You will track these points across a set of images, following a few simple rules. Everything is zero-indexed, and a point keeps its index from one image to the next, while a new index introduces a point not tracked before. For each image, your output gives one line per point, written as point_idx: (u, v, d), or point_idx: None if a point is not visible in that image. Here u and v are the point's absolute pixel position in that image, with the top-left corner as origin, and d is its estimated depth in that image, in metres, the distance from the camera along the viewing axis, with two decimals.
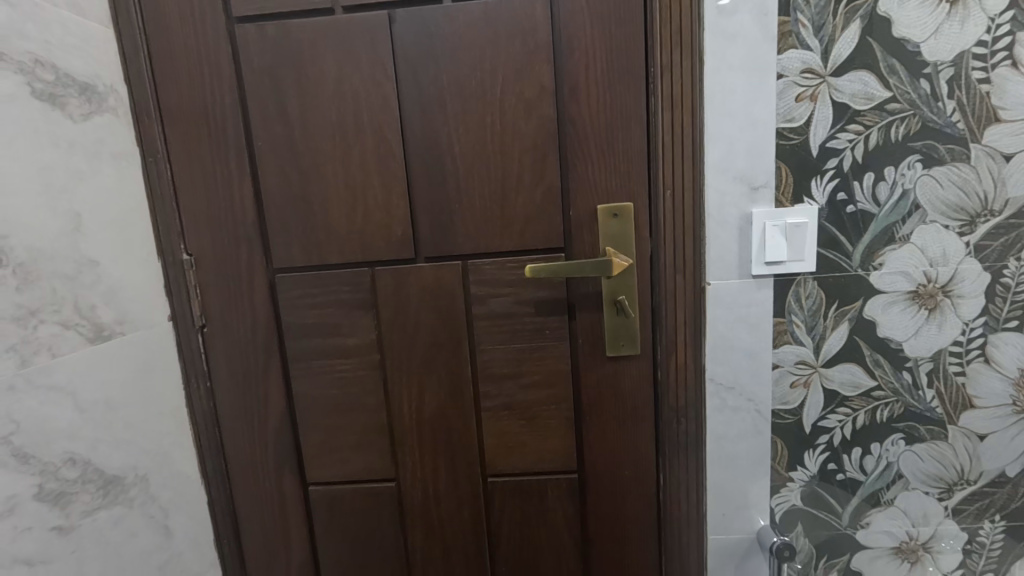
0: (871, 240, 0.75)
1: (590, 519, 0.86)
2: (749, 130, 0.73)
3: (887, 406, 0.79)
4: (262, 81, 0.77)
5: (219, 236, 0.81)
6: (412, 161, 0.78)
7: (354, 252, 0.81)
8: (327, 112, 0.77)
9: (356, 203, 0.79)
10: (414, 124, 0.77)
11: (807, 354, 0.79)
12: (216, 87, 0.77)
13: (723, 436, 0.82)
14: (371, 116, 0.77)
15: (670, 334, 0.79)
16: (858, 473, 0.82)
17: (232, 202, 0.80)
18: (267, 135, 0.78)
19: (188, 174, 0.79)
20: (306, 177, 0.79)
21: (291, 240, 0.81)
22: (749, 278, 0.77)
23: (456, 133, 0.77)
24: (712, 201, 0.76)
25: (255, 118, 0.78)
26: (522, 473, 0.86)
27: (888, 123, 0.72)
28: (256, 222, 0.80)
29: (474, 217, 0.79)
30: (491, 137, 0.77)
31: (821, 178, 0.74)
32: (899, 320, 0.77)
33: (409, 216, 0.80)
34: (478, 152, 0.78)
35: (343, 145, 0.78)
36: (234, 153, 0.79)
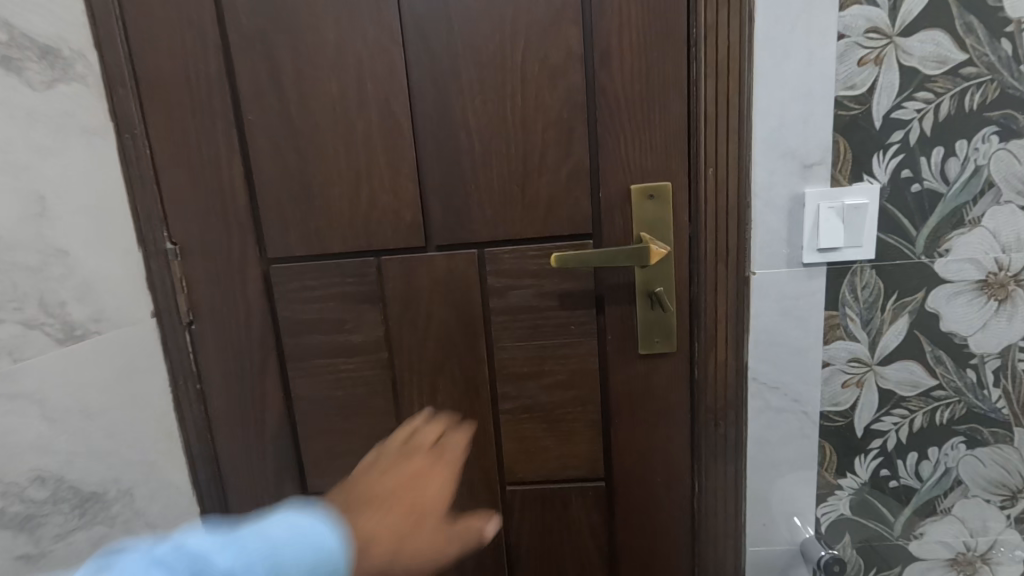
0: (938, 223, 0.67)
1: (618, 529, 0.79)
2: (804, 99, 0.65)
3: (947, 407, 0.72)
4: (252, 46, 0.68)
5: (205, 222, 0.72)
6: (422, 136, 0.69)
7: (358, 239, 0.72)
8: (326, 81, 0.68)
9: (359, 183, 0.71)
10: (425, 94, 0.68)
11: (861, 351, 0.71)
12: (199, 52, 0.68)
13: (765, 440, 0.75)
14: (377, 86, 0.68)
15: (710, 329, 0.71)
16: (913, 480, 0.74)
17: (220, 184, 0.71)
18: (258, 107, 0.69)
19: (169, 152, 0.70)
20: (304, 155, 0.70)
21: (287, 226, 0.72)
22: (799, 267, 0.69)
23: (472, 105, 0.69)
24: (760, 179, 0.67)
25: (244, 88, 0.69)
26: (543, 481, 0.79)
27: (962, 90, 0.64)
28: (248, 206, 0.72)
29: (492, 200, 0.71)
30: (511, 109, 0.69)
31: (883, 153, 0.66)
32: (964, 312, 0.69)
33: (419, 199, 0.71)
34: (496, 126, 0.69)
35: (345, 118, 0.69)
36: (222, 129, 0.70)
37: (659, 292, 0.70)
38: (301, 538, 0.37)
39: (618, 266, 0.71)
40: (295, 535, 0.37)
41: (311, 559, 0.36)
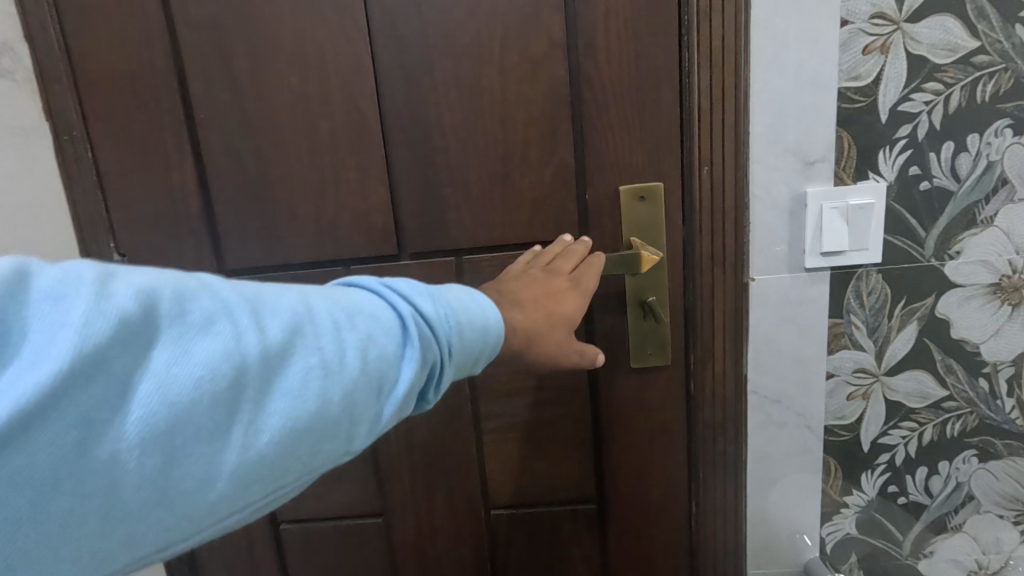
0: (948, 224, 0.63)
1: (611, 552, 0.74)
2: (804, 91, 0.60)
3: (958, 418, 0.68)
4: (202, 36, 0.61)
5: (155, 232, 0.66)
6: (392, 134, 0.64)
7: (325, 248, 0.66)
8: (284, 75, 0.62)
9: (324, 185, 0.65)
10: (394, 88, 0.63)
11: (867, 360, 0.66)
12: (143, 44, 0.62)
13: (766, 456, 0.70)
14: (341, 80, 0.62)
15: (707, 340, 0.66)
16: (922, 496, 0.70)
17: (170, 189, 0.65)
18: (210, 104, 0.63)
19: (112, 154, 0.64)
20: (262, 156, 0.64)
21: (246, 234, 0.66)
22: (801, 272, 0.64)
23: (447, 99, 0.63)
24: (759, 178, 0.62)
25: (194, 83, 0.62)
26: (531, 502, 0.74)
27: (974, 81, 0.59)
28: (202, 213, 0.66)
29: (470, 203, 0.65)
30: (489, 104, 0.63)
31: (889, 148, 0.61)
32: (976, 318, 0.65)
33: (390, 203, 0.65)
34: (474, 122, 0.63)
35: (308, 114, 0.63)
36: (171, 128, 0.63)
37: (651, 300, 0.65)
38: (481, 309, 0.38)
39: (607, 274, 0.66)
40: (473, 305, 0.38)
41: (483, 330, 0.37)
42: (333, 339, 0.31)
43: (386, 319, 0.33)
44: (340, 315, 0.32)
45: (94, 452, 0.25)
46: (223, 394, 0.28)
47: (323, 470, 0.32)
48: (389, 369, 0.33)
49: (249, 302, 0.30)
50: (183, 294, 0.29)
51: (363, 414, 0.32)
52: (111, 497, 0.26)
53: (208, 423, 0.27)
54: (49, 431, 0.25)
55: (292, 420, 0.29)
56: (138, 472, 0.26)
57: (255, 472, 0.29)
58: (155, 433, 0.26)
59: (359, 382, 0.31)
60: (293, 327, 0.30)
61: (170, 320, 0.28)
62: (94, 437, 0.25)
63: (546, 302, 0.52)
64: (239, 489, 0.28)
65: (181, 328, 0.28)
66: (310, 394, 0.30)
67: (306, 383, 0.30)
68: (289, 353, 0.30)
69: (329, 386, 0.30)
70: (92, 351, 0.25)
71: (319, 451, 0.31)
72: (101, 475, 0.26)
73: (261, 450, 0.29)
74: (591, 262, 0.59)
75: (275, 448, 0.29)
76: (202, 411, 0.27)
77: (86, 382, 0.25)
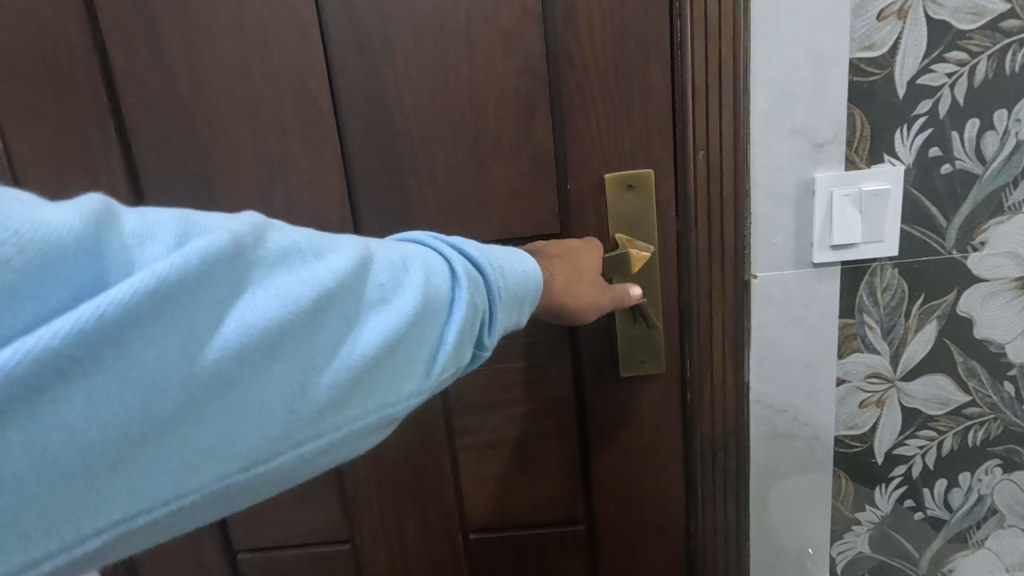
0: (972, 211, 0.56)
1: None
2: (813, 63, 0.53)
3: (981, 426, 0.62)
4: (124, 7, 0.53)
5: None
6: (346, 118, 0.56)
7: None
8: (221, 51, 0.54)
9: (269, 177, 0.57)
10: (346, 65, 0.55)
11: (882, 364, 0.60)
12: (55, 16, 0.54)
13: (770, 471, 0.64)
14: (286, 56, 0.54)
15: (704, 344, 0.60)
16: (941, 511, 0.64)
17: (95, 183, 0.57)
18: (136, 86, 0.55)
19: (25, 147, 0.56)
20: (199, 145, 0.56)
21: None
22: (809, 268, 0.57)
23: (408, 78, 0.55)
24: (761, 163, 0.55)
25: (117, 61, 0.55)
26: (513, 524, 0.67)
27: (1002, 49, 0.52)
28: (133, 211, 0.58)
29: (438, 195, 0.58)
30: (456, 82, 0.56)
31: (907, 127, 0.54)
32: (1002, 315, 0.58)
33: (347, 198, 0.58)
34: (439, 103, 0.56)
35: (249, 97, 0.55)
36: (92, 113, 0.56)
37: (641, 302, 0.59)
38: (520, 261, 0.40)
39: None
40: (513, 253, 0.40)
41: (527, 272, 0.40)
42: (395, 276, 0.33)
43: (442, 264, 0.36)
44: (399, 257, 0.34)
45: (187, 369, 0.26)
46: (304, 319, 0.29)
47: (393, 407, 0.32)
48: (450, 308, 0.34)
49: (316, 242, 0.32)
50: (265, 229, 0.30)
51: (426, 352, 0.33)
52: (200, 414, 0.27)
53: (290, 346, 0.29)
54: (143, 343, 0.25)
55: (365, 349, 0.31)
56: (226, 390, 0.27)
57: (334, 395, 0.30)
58: (242, 353, 0.27)
59: (423, 317, 0.33)
60: (361, 267, 0.32)
61: (257, 251, 0.29)
62: (188, 352, 0.26)
63: (575, 267, 0.50)
64: (318, 412, 0.29)
65: (267, 256, 0.29)
66: (382, 325, 0.31)
67: (375, 315, 0.32)
68: (358, 287, 0.32)
69: (398, 319, 0.32)
70: (185, 268, 0.26)
71: (389, 383, 0.32)
72: (193, 389, 0.26)
73: (337, 376, 0.30)
74: (589, 241, 0.54)
75: (349, 375, 0.30)
76: (286, 334, 0.28)
77: (180, 298, 0.26)
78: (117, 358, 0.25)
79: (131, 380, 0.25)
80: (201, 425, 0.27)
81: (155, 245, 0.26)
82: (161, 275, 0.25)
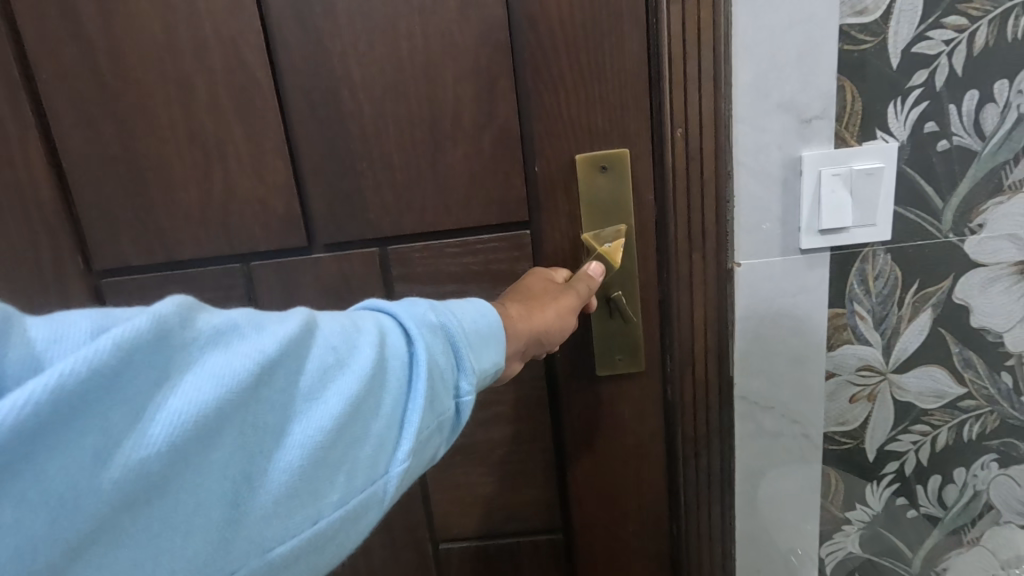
0: (970, 191, 0.52)
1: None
2: (799, 29, 0.49)
3: (977, 419, 0.58)
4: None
5: (15, 227, 0.58)
6: (293, 99, 0.53)
7: (217, 240, 0.57)
8: (144, 38, 0.53)
9: (214, 165, 0.56)
10: (292, 41, 0.52)
11: (873, 357, 0.56)
12: None
13: (757, 471, 0.60)
14: (218, 40, 0.52)
15: (685, 338, 0.56)
16: (935, 508, 0.61)
17: (24, 176, 0.57)
18: (59, 78, 0.54)
19: None
20: (130, 136, 0.55)
21: (133, 225, 0.58)
22: (796, 254, 0.53)
23: (359, 53, 0.52)
24: (744, 141, 0.51)
25: (37, 52, 0.54)
26: (487, 533, 0.64)
27: (1004, 13, 0.48)
28: (65, 204, 0.58)
29: (390, 182, 0.55)
30: (406, 58, 0.52)
31: (901, 100, 0.50)
32: (1000, 302, 0.55)
33: (292, 186, 0.56)
34: (392, 80, 0.52)
35: (194, 76, 0.53)
36: (16, 107, 0.55)
37: (616, 297, 0.55)
38: (487, 308, 0.37)
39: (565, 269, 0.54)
40: (478, 307, 0.37)
41: (483, 324, 0.36)
42: (349, 345, 0.31)
43: (401, 315, 0.33)
44: (352, 325, 0.32)
45: (111, 475, 0.23)
46: (246, 400, 0.26)
47: (365, 486, 0.29)
48: (415, 361, 0.32)
49: (258, 319, 0.29)
50: (194, 307, 0.27)
51: (394, 420, 0.31)
52: (131, 526, 0.24)
53: (232, 433, 0.26)
54: (46, 458, 0.22)
55: (322, 423, 0.28)
56: (159, 493, 0.24)
57: (287, 486, 0.27)
58: (172, 452, 0.24)
59: (384, 378, 0.31)
60: (306, 333, 0.30)
61: (186, 332, 0.26)
62: (106, 459, 0.23)
63: (528, 305, 0.44)
64: (267, 509, 0.26)
65: (199, 339, 0.26)
66: (338, 395, 0.29)
67: (331, 383, 0.29)
68: (307, 354, 0.29)
69: (356, 387, 0.29)
70: (101, 363, 0.23)
71: (356, 460, 0.29)
72: (115, 503, 0.23)
73: (291, 459, 0.27)
74: (534, 270, 0.51)
75: (307, 457, 0.28)
76: (223, 424, 0.26)
77: (99, 394, 0.23)
78: (19, 479, 0.22)
79: (36, 505, 0.22)
80: (136, 537, 0.24)
81: (62, 345, 0.24)
82: (69, 376, 0.22)
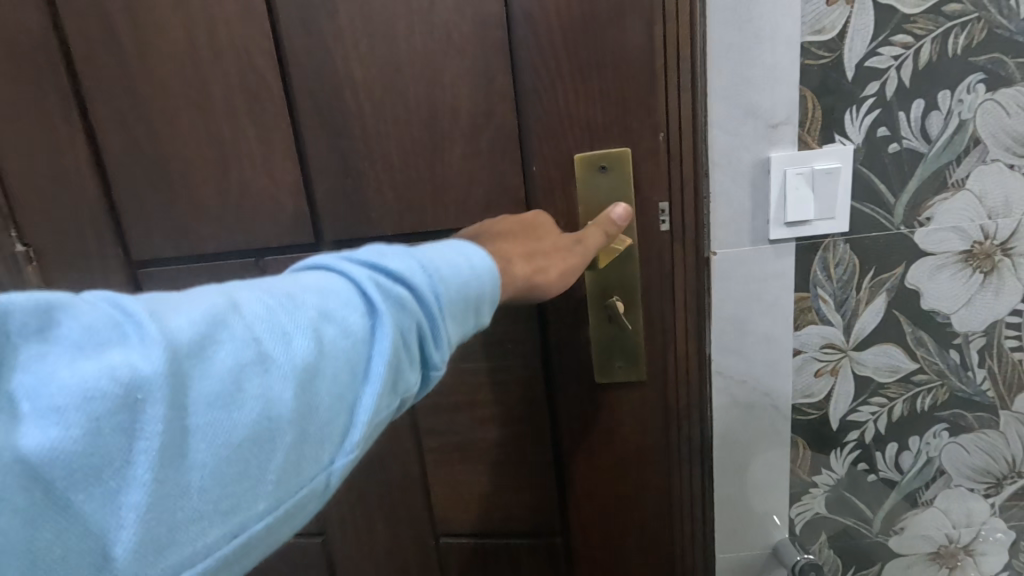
0: (918, 188, 0.59)
1: (576, 555, 0.70)
2: (764, 47, 0.55)
3: (929, 392, 0.65)
4: (86, 22, 0.60)
5: (59, 223, 0.66)
6: (314, 109, 0.61)
7: (236, 238, 0.65)
8: (176, 58, 0.60)
9: (239, 170, 0.63)
10: (314, 58, 0.59)
11: (835, 336, 0.63)
12: (31, 34, 0.61)
13: (732, 440, 0.67)
14: (243, 62, 0.60)
15: (671, 320, 0.62)
16: (892, 473, 0.68)
17: (68, 179, 0.64)
18: (103, 93, 0.62)
19: (14, 150, 0.64)
20: (163, 144, 0.63)
21: (166, 222, 0.66)
22: (765, 244, 0.60)
23: (377, 65, 0.59)
24: (718, 144, 0.58)
25: (85, 71, 0.62)
26: (483, 532, 0.72)
27: (945, 32, 0.55)
28: (104, 202, 0.65)
29: (393, 183, 0.62)
30: (411, 75, 0.59)
31: (856, 108, 0.57)
32: (947, 287, 0.62)
33: (299, 185, 0.63)
34: (402, 92, 0.59)
35: (225, 91, 0.61)
36: (62, 118, 0.63)
37: (613, 303, 0.60)
38: (453, 268, 0.37)
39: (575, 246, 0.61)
40: (462, 252, 0.39)
41: (465, 270, 0.38)
42: (275, 332, 0.30)
43: (338, 295, 0.33)
44: (278, 308, 0.31)
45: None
46: (145, 407, 0.25)
47: (312, 477, 0.30)
48: (355, 347, 0.32)
49: (156, 311, 0.28)
50: (68, 309, 0.26)
51: (346, 402, 0.31)
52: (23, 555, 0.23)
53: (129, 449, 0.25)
54: None
55: (244, 425, 0.28)
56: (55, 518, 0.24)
57: (208, 497, 0.26)
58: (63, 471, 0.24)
59: (317, 368, 0.30)
60: (227, 317, 0.29)
61: (67, 336, 0.25)
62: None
63: (528, 250, 0.51)
64: (183, 525, 0.26)
65: (82, 341, 0.25)
66: (268, 385, 0.29)
67: (255, 377, 0.28)
68: (221, 346, 0.28)
69: (296, 372, 0.30)
70: None
71: (288, 458, 0.29)
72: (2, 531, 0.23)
73: (210, 469, 0.27)
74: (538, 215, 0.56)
75: (229, 460, 0.27)
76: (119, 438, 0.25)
77: None
78: None
79: None
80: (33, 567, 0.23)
81: None
82: None
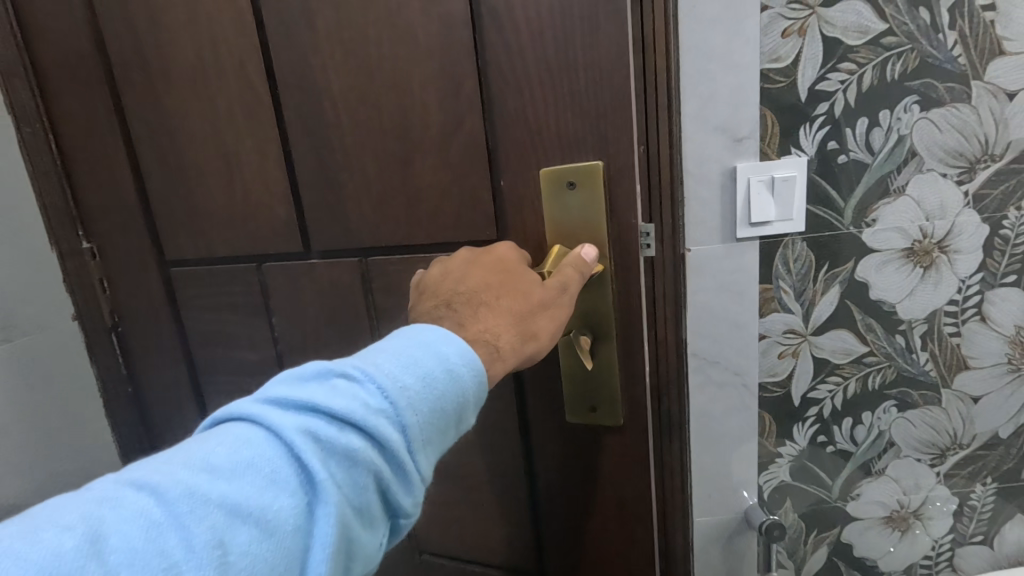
0: (865, 194, 0.68)
1: (547, 544, 0.77)
2: (729, 74, 0.65)
3: (878, 372, 0.74)
4: (128, 60, 0.72)
5: (108, 227, 0.78)
6: (309, 133, 0.69)
7: (246, 245, 0.76)
8: (199, 89, 0.70)
9: (250, 186, 0.73)
10: (312, 88, 0.66)
11: (796, 322, 0.72)
12: (85, 70, 0.73)
13: (706, 417, 0.76)
14: (255, 91, 0.69)
15: (649, 309, 0.69)
16: (848, 444, 0.77)
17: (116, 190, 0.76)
18: (143, 118, 0.74)
19: (77, 166, 0.77)
20: (189, 161, 0.74)
21: (189, 229, 0.76)
22: (732, 241, 0.70)
23: (358, 96, 0.65)
24: (691, 154, 0.67)
25: (128, 99, 0.73)
26: (464, 556, 0.81)
27: (884, 60, 0.64)
28: (143, 209, 0.77)
29: (367, 196, 0.69)
30: (386, 102, 0.65)
31: (809, 125, 0.66)
32: (893, 280, 0.71)
33: (291, 198, 0.72)
34: (377, 116, 0.66)
35: (239, 117, 0.70)
36: (110, 139, 0.75)
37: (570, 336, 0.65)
38: (410, 385, 0.37)
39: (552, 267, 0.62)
40: (430, 349, 0.39)
41: (441, 373, 0.38)
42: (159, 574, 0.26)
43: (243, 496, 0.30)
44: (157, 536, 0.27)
45: None
46: None
47: None
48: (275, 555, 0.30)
49: None
50: None
51: None
52: None
53: None
54: None
55: None
56: None
57: None
58: None
59: None
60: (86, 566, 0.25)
61: None
62: None
63: (518, 318, 0.52)
64: None
65: None
66: None
67: None
68: None
69: None
70: None
71: None
72: None
73: None
74: (512, 270, 0.56)
75: None
76: None
77: None
78: None
79: None
80: None
81: None
82: None
